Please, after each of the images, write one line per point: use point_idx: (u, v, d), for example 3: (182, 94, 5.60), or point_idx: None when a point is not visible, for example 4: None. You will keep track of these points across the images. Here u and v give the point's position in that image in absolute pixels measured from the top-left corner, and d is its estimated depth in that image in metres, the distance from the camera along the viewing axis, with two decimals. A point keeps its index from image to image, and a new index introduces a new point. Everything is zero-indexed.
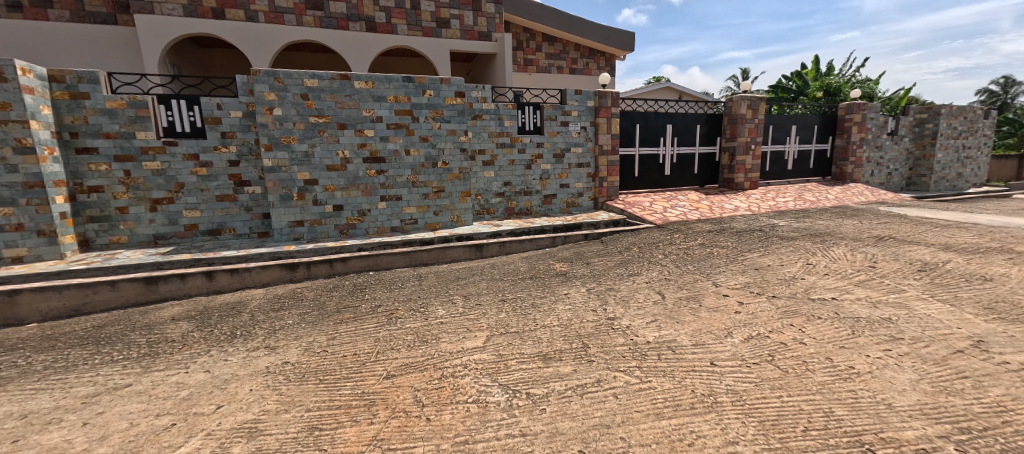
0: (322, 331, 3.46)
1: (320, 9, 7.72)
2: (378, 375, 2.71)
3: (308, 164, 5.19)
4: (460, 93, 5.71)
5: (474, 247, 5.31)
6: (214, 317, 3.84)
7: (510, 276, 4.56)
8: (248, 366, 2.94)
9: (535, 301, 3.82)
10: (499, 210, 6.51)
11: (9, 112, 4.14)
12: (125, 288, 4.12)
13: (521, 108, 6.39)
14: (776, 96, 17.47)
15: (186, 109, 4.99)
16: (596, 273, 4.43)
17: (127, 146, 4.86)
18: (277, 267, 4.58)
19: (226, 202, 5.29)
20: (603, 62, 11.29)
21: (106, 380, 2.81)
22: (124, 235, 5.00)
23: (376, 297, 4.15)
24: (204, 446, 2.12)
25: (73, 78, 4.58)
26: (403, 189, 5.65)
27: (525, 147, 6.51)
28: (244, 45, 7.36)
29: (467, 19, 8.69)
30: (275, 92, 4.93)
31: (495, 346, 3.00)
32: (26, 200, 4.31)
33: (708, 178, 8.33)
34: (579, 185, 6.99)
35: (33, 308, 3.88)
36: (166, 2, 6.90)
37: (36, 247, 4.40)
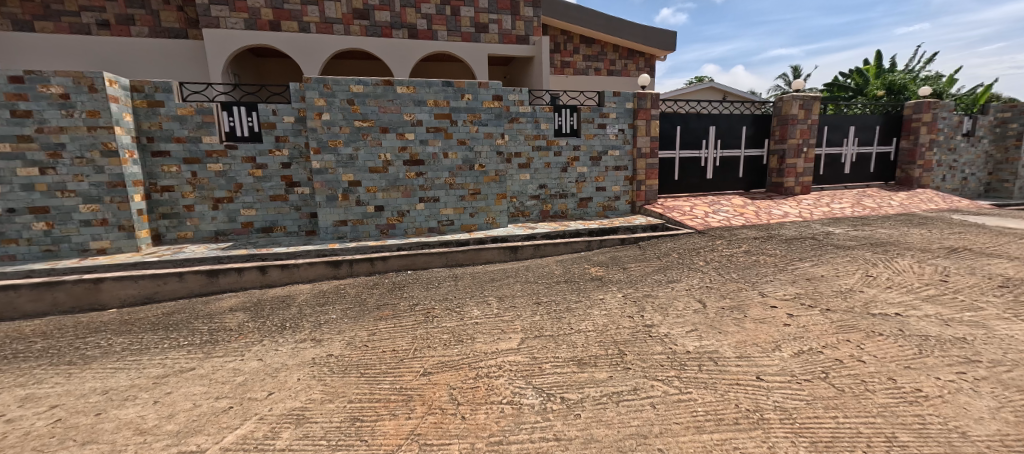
0: (363, 326, 3.60)
1: (367, 18, 8.07)
2: (415, 372, 2.79)
3: (353, 166, 5.43)
4: (498, 96, 5.79)
5: (509, 249, 5.35)
6: (267, 309, 4.10)
7: (544, 279, 4.55)
8: (296, 357, 3.11)
9: (570, 305, 3.78)
10: (534, 213, 6.52)
11: (98, 119, 4.61)
12: (190, 280, 4.47)
13: (558, 110, 6.38)
14: (832, 95, 16.43)
15: (246, 115, 5.35)
16: (632, 279, 4.34)
17: (194, 149, 5.27)
18: (322, 264, 4.80)
19: (279, 202, 5.63)
20: (642, 63, 11.06)
21: (173, 363, 3.06)
22: (190, 230, 5.43)
23: (414, 296, 4.27)
24: (257, 430, 2.26)
25: (150, 88, 5.04)
26: (441, 191, 5.78)
27: (562, 150, 6.49)
28: (297, 54, 7.81)
29: (505, 23, 8.78)
30: (323, 98, 5.19)
31: (530, 349, 3.01)
32: (110, 198, 4.79)
33: (754, 182, 7.95)
34: (616, 188, 6.87)
35: (113, 294, 4.29)
36: (230, 16, 7.44)
37: (117, 240, 4.88)
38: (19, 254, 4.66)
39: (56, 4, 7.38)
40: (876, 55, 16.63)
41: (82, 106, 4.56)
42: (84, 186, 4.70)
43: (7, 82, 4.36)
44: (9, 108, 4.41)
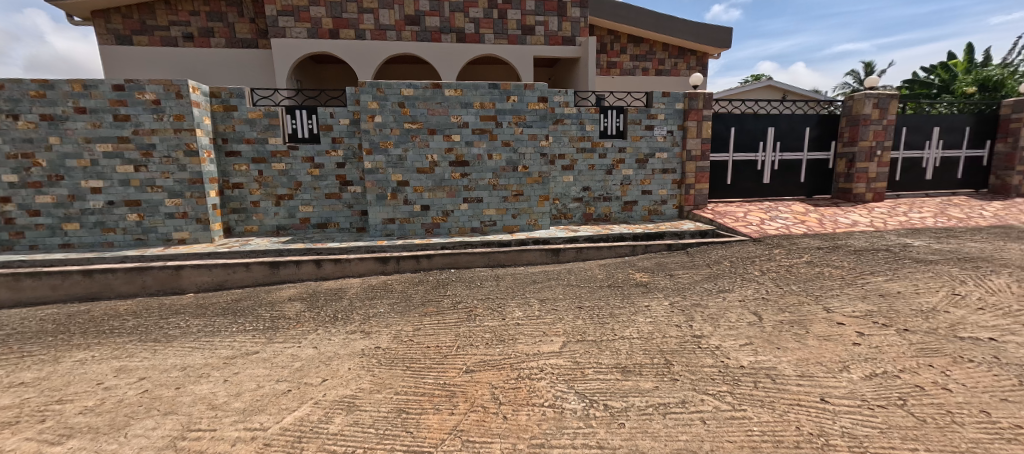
0: (408, 321, 3.72)
1: (418, 24, 8.34)
2: (458, 369, 2.84)
3: (402, 166, 5.63)
4: (543, 98, 5.77)
5: (551, 251, 5.31)
6: (321, 300, 4.34)
7: (586, 283, 4.48)
8: (347, 347, 3.27)
9: (614, 311, 3.70)
10: (577, 216, 6.45)
11: (182, 123, 5.09)
12: (256, 270, 4.82)
13: (604, 112, 6.27)
14: (911, 93, 14.99)
15: (307, 118, 5.70)
16: (680, 287, 4.18)
17: (262, 150, 5.67)
18: (371, 260, 5.00)
19: (333, 199, 5.94)
20: (694, 61, 10.63)
21: (240, 346, 3.31)
22: (255, 224, 5.84)
23: (457, 294, 4.35)
24: (313, 413, 2.40)
25: (226, 93, 5.49)
26: (485, 192, 5.86)
27: (607, 152, 6.36)
28: (353, 59, 8.23)
29: (552, 25, 8.74)
30: (376, 101, 5.42)
31: (572, 353, 2.98)
32: (190, 193, 5.27)
33: (817, 188, 7.42)
34: (663, 191, 6.64)
35: (191, 280, 4.71)
36: (294, 26, 7.96)
37: (195, 231, 5.35)
38: (116, 241, 5.24)
39: (150, 20, 8.25)
40: (966, 49, 14.98)
41: (170, 111, 5.06)
42: (169, 182, 5.21)
43: (110, 90, 4.92)
44: (112, 113, 4.97)
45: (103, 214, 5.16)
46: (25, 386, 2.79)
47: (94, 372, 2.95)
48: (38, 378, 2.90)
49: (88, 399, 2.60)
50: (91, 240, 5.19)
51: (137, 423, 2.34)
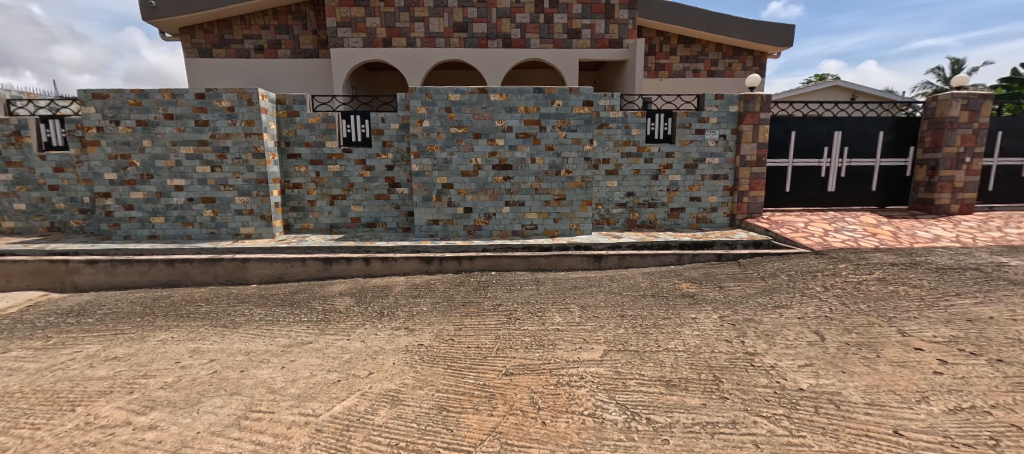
0: (450, 321, 3.81)
1: (466, 31, 8.54)
2: (498, 371, 2.88)
3: (447, 169, 5.78)
4: (588, 102, 5.71)
5: (592, 257, 5.24)
6: (369, 295, 4.55)
7: (629, 291, 4.38)
8: (392, 342, 3.40)
9: (658, 321, 3.59)
10: (620, 222, 6.33)
11: (252, 127, 5.53)
12: (311, 265, 5.13)
13: (651, 115, 6.12)
14: (1009, 94, 13.38)
15: (360, 123, 6.01)
16: (731, 300, 3.98)
17: (319, 152, 6.03)
18: (416, 259, 5.17)
19: (382, 200, 6.20)
20: (750, 62, 10.12)
21: (296, 336, 3.53)
22: (312, 222, 6.21)
23: (498, 296, 4.39)
24: (360, 404, 2.51)
25: (290, 100, 5.90)
26: (527, 196, 5.88)
27: (654, 157, 6.19)
28: (405, 66, 8.57)
29: (599, 28, 8.62)
30: (425, 106, 5.62)
31: (613, 362, 2.92)
32: (256, 192, 5.70)
33: (890, 198, 6.82)
34: (712, 199, 6.35)
35: (255, 272, 5.09)
36: (352, 36, 8.43)
37: (259, 227, 5.78)
38: (193, 234, 5.76)
39: (228, 34, 9.06)
40: None
41: (242, 117, 5.50)
42: (239, 182, 5.67)
43: (192, 98, 5.44)
44: (194, 118, 5.48)
45: (183, 209, 5.69)
46: (117, 361, 3.13)
47: (173, 351, 3.26)
48: (127, 354, 3.25)
49: (168, 375, 2.88)
50: (173, 232, 5.74)
51: (208, 401, 2.56)
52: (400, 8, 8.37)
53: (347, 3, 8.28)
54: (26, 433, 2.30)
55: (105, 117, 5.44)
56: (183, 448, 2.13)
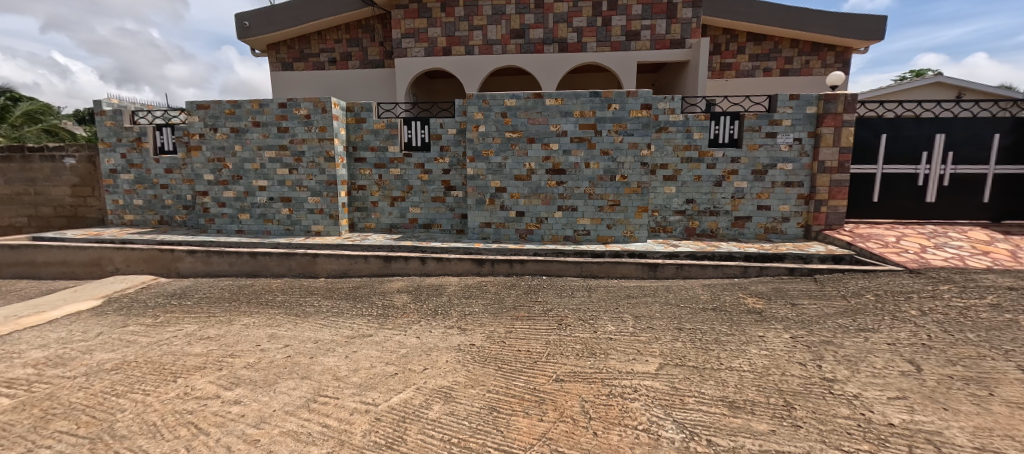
0: (501, 323, 3.84)
1: (522, 37, 8.64)
2: (548, 376, 2.86)
3: (501, 173, 5.87)
4: (647, 105, 5.52)
5: (648, 266, 5.05)
6: (425, 293, 4.72)
7: (687, 304, 4.16)
8: (445, 340, 3.49)
9: (720, 337, 3.39)
10: (678, 230, 6.06)
11: (324, 133, 5.96)
12: (372, 262, 5.40)
13: (716, 118, 5.81)
14: None
15: (420, 128, 6.26)
16: (805, 319, 3.66)
17: (382, 156, 6.37)
18: (469, 261, 5.28)
19: (438, 202, 6.40)
20: (831, 58, 9.30)
21: (358, 328, 3.75)
22: (373, 222, 6.56)
23: (549, 302, 4.36)
24: (415, 398, 2.61)
25: (358, 108, 6.30)
26: (580, 201, 5.81)
27: (717, 163, 5.87)
28: (465, 73, 8.84)
29: (659, 28, 8.33)
30: (481, 112, 5.77)
31: (670, 377, 2.80)
32: (326, 193, 6.13)
33: (1007, 210, 5.94)
34: (784, 207, 5.89)
35: (323, 267, 5.46)
36: (415, 46, 8.88)
37: (327, 225, 6.21)
38: (271, 230, 6.31)
39: (306, 49, 9.89)
40: None
41: (316, 123, 5.95)
42: (312, 183, 6.12)
43: (276, 107, 5.98)
44: (276, 125, 6.02)
45: (265, 207, 6.26)
46: (209, 340, 3.50)
47: (254, 335, 3.59)
48: (217, 335, 3.63)
49: (250, 356, 3.18)
50: (255, 228, 6.32)
51: (282, 382, 2.79)
52: (460, 18, 8.67)
53: (412, 15, 8.76)
54: (139, 397, 2.65)
55: (206, 125, 6.15)
56: (262, 424, 2.34)
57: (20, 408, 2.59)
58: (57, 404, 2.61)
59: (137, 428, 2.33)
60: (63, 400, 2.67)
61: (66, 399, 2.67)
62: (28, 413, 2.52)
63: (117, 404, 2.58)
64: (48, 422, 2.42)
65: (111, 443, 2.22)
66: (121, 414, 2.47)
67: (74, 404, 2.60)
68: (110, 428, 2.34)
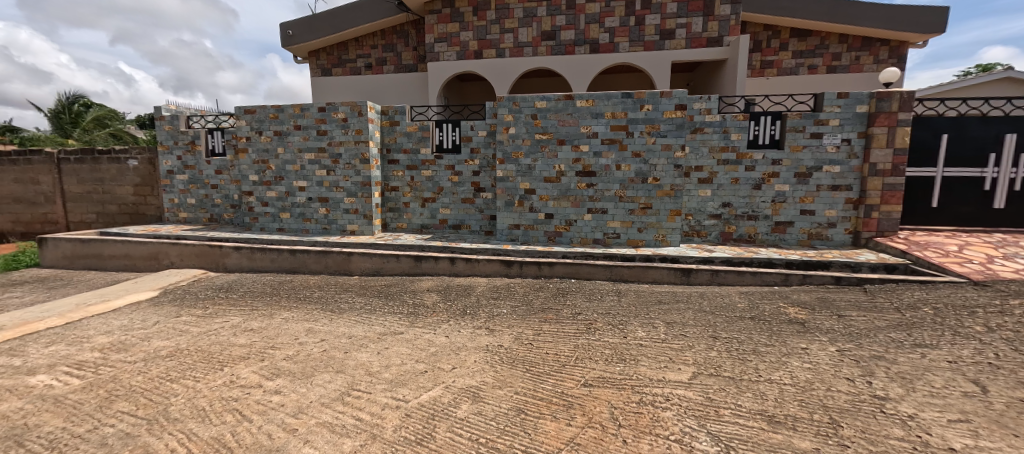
0: (529, 325, 3.84)
1: (553, 39, 8.62)
2: (576, 380, 2.84)
3: (530, 175, 5.87)
4: (681, 106, 5.38)
5: (680, 271, 4.92)
6: (454, 293, 4.78)
7: (722, 311, 4.01)
8: (474, 340, 3.52)
9: (758, 347, 3.25)
10: (713, 235, 5.87)
11: (360, 136, 6.16)
12: (404, 261, 5.52)
13: (755, 119, 5.59)
14: None
15: (451, 131, 6.36)
16: (853, 332, 3.45)
17: (415, 158, 6.51)
18: (497, 262, 5.31)
19: (468, 203, 6.47)
20: (885, 54, 8.73)
21: (390, 326, 3.84)
22: (405, 222, 6.71)
23: (577, 305, 4.32)
24: (444, 396, 2.64)
25: (392, 111, 6.47)
26: (611, 203, 5.72)
27: (757, 165, 5.65)
28: (496, 75, 8.91)
29: (695, 26, 8.09)
30: (512, 114, 5.80)
31: (704, 387, 2.71)
32: (361, 194, 6.32)
33: None
34: (830, 212, 5.60)
35: (358, 265, 5.63)
36: (447, 50, 9.03)
37: (361, 225, 6.40)
38: (310, 229, 6.57)
39: (344, 55, 10.26)
40: None
41: (352, 126, 6.16)
42: (348, 184, 6.33)
43: (315, 111, 6.24)
44: (315, 128, 6.27)
45: (304, 207, 6.52)
46: (252, 332, 3.69)
47: (293, 329, 3.74)
48: (260, 327, 3.81)
49: (289, 349, 3.32)
50: (295, 226, 6.61)
51: (319, 375, 2.90)
52: (492, 21, 8.76)
53: (445, 19, 8.92)
54: (190, 383, 2.84)
55: (252, 129, 6.49)
56: (300, 414, 2.44)
57: (89, 388, 2.83)
58: (119, 386, 2.84)
59: (188, 413, 2.50)
60: (125, 382, 2.89)
61: (127, 382, 2.89)
62: (95, 393, 2.76)
63: (170, 388, 2.77)
64: (112, 402, 2.64)
65: (165, 425, 2.39)
66: (174, 399, 2.65)
67: (134, 387, 2.81)
68: (165, 411, 2.52)
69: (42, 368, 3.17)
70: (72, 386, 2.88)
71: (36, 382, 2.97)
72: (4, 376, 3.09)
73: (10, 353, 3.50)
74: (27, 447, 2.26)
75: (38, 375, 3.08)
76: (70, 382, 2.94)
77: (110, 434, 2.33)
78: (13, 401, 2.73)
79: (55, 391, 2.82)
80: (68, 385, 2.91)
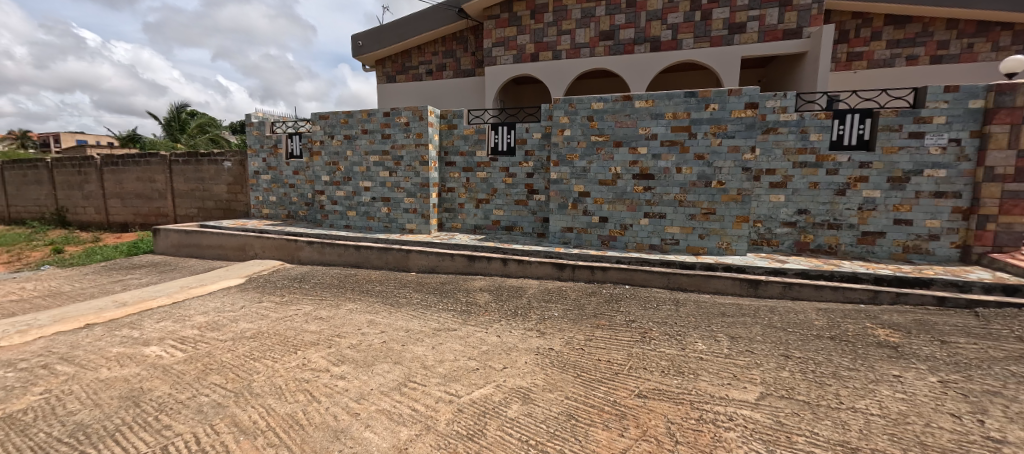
0: (580, 330, 3.75)
1: (612, 38, 8.41)
2: (630, 390, 2.71)
3: (584, 178, 5.76)
4: (752, 104, 5.00)
5: (747, 282, 4.56)
6: (506, 294, 4.79)
7: (796, 329, 3.66)
8: (524, 342, 3.50)
9: (840, 370, 2.93)
10: (786, 244, 5.40)
11: (420, 138, 6.38)
12: (458, 260, 5.62)
13: (840, 117, 5.06)
14: None
15: (507, 133, 6.39)
16: (961, 361, 3.00)
17: (471, 160, 6.63)
18: (549, 265, 5.25)
19: (521, 205, 6.46)
20: (1007, 39, 7.53)
21: (443, 322, 3.91)
22: (460, 222, 6.85)
23: (631, 312, 4.15)
24: (495, 394, 2.64)
25: (451, 115, 6.65)
26: (669, 208, 5.45)
27: (840, 168, 5.12)
28: (553, 77, 8.85)
29: (770, 18, 7.51)
30: (568, 116, 5.73)
31: (773, 409, 2.49)
32: (419, 194, 6.55)
33: None
34: (932, 223, 4.93)
35: (415, 262, 5.83)
36: (504, 54, 9.15)
37: (418, 224, 6.62)
38: (372, 226, 6.91)
39: (407, 62, 10.72)
40: None
41: (413, 130, 6.41)
42: (408, 184, 6.58)
43: (381, 116, 6.57)
44: (380, 132, 6.61)
45: (368, 206, 6.88)
46: (322, 320, 3.94)
47: (356, 320, 3.94)
48: (328, 316, 4.06)
49: (353, 338, 3.50)
50: (359, 224, 6.99)
51: (379, 365, 3.02)
52: (549, 23, 8.74)
53: (503, 24, 9.07)
54: (269, 363, 3.09)
55: (326, 133, 6.99)
56: (362, 400, 2.57)
57: (189, 360, 3.18)
58: (213, 361, 3.15)
59: (267, 389, 2.71)
60: (217, 358, 3.21)
61: (219, 358, 3.20)
62: (194, 366, 3.08)
63: (253, 366, 3.03)
64: (207, 375, 2.94)
65: (249, 398, 2.62)
66: (256, 376, 2.89)
67: (224, 363, 3.12)
68: (249, 387, 2.76)
69: (154, 340, 3.61)
70: (176, 358, 3.24)
71: (149, 352, 3.39)
72: (125, 345, 3.55)
73: (129, 326, 4.02)
74: (141, 407, 2.57)
75: (151, 345, 3.51)
76: (174, 354, 3.31)
77: (205, 402, 2.59)
78: (132, 367, 3.12)
79: (164, 361, 3.20)
80: (173, 356, 3.28)
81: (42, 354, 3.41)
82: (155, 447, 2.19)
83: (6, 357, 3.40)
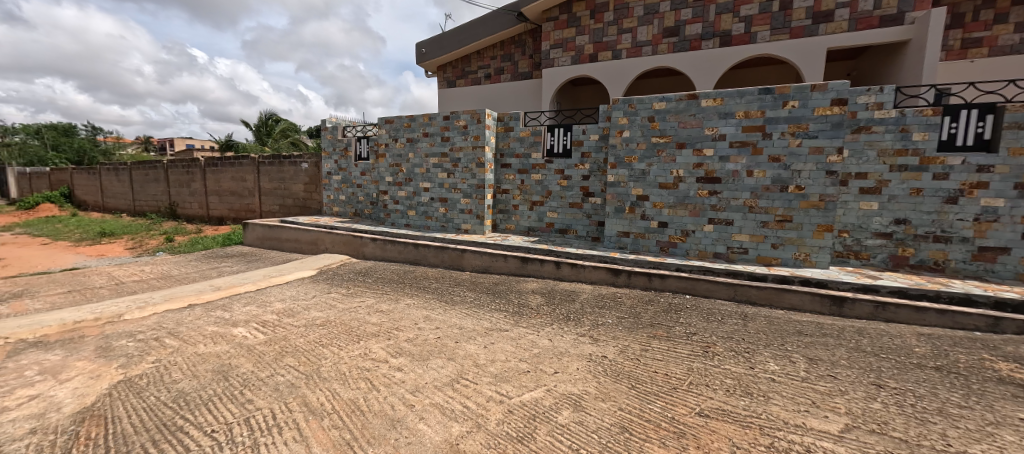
0: (636, 339, 3.57)
1: (677, 35, 7.98)
2: (689, 407, 2.52)
3: (643, 181, 5.50)
4: (840, 100, 4.50)
5: (829, 298, 4.10)
6: (558, 297, 4.70)
7: (891, 355, 3.21)
8: (577, 347, 3.38)
9: (948, 407, 2.51)
10: (879, 258, 4.80)
11: (477, 141, 6.47)
12: (511, 261, 5.60)
13: (951, 113, 4.40)
14: None
15: (563, 135, 6.29)
16: None
17: (526, 162, 6.60)
18: (604, 270, 5.07)
19: (575, 208, 6.32)
20: None
21: (496, 323, 3.89)
22: (513, 224, 6.84)
23: (692, 324, 3.87)
24: (545, 398, 2.57)
25: (507, 117, 6.67)
26: (737, 214, 5.06)
27: (951, 172, 4.45)
28: (613, 77, 8.59)
29: (862, 4, 6.76)
30: (627, 117, 5.52)
31: (861, 444, 2.19)
32: (475, 195, 6.64)
33: None
34: None
35: (469, 262, 5.91)
36: (563, 55, 9.06)
37: (473, 224, 6.71)
38: (430, 226, 7.12)
39: (467, 67, 10.95)
40: None
41: (471, 132, 6.51)
42: (465, 185, 6.70)
43: (441, 119, 6.75)
44: (440, 135, 6.79)
45: (427, 206, 7.09)
46: (382, 313, 4.09)
47: (414, 315, 4.04)
48: (388, 309, 4.21)
49: (410, 332, 3.59)
50: (417, 223, 7.23)
51: (434, 360, 3.06)
52: (610, 23, 8.51)
53: (562, 26, 8.99)
54: (335, 350, 3.25)
55: (389, 137, 7.31)
56: (418, 392, 2.61)
57: (269, 342, 3.44)
58: (289, 344, 3.38)
59: (334, 374, 2.85)
60: (292, 342, 3.43)
61: (294, 342, 3.43)
62: (273, 347, 3.32)
63: (322, 352, 3.20)
64: (283, 356, 3.15)
65: (317, 382, 2.76)
66: (325, 361, 3.05)
67: (298, 347, 3.33)
68: (318, 370, 2.91)
69: (241, 322, 3.95)
70: (259, 339, 3.51)
71: (237, 332, 3.71)
72: (218, 324, 3.91)
73: (222, 308, 4.43)
74: (229, 381, 2.81)
75: (239, 326, 3.84)
76: (257, 336, 3.60)
77: (281, 381, 2.77)
78: (223, 344, 3.43)
79: (249, 341, 3.48)
80: (256, 337, 3.56)
81: (155, 328, 3.86)
82: (239, 418, 2.37)
83: (128, 328, 3.89)
